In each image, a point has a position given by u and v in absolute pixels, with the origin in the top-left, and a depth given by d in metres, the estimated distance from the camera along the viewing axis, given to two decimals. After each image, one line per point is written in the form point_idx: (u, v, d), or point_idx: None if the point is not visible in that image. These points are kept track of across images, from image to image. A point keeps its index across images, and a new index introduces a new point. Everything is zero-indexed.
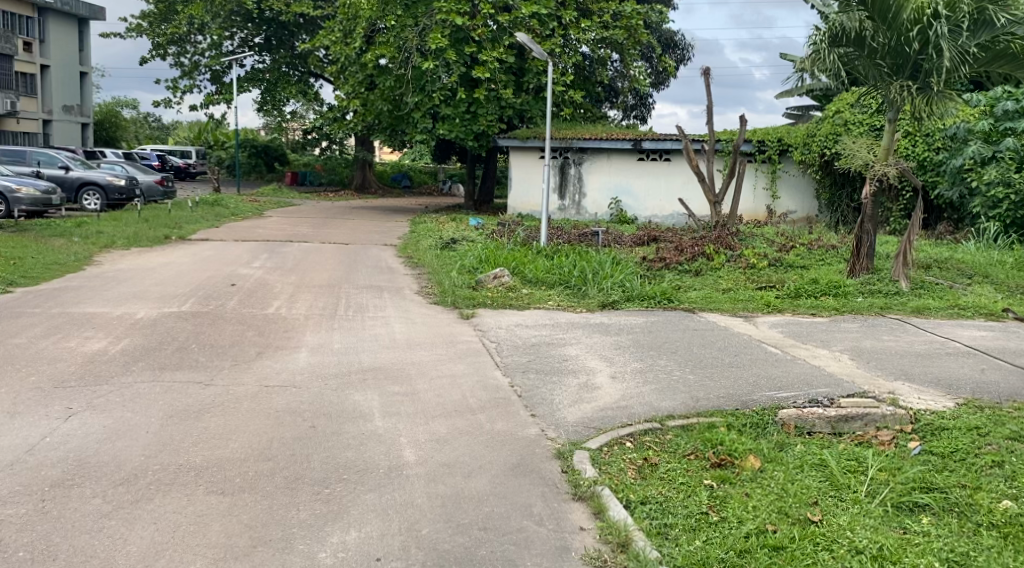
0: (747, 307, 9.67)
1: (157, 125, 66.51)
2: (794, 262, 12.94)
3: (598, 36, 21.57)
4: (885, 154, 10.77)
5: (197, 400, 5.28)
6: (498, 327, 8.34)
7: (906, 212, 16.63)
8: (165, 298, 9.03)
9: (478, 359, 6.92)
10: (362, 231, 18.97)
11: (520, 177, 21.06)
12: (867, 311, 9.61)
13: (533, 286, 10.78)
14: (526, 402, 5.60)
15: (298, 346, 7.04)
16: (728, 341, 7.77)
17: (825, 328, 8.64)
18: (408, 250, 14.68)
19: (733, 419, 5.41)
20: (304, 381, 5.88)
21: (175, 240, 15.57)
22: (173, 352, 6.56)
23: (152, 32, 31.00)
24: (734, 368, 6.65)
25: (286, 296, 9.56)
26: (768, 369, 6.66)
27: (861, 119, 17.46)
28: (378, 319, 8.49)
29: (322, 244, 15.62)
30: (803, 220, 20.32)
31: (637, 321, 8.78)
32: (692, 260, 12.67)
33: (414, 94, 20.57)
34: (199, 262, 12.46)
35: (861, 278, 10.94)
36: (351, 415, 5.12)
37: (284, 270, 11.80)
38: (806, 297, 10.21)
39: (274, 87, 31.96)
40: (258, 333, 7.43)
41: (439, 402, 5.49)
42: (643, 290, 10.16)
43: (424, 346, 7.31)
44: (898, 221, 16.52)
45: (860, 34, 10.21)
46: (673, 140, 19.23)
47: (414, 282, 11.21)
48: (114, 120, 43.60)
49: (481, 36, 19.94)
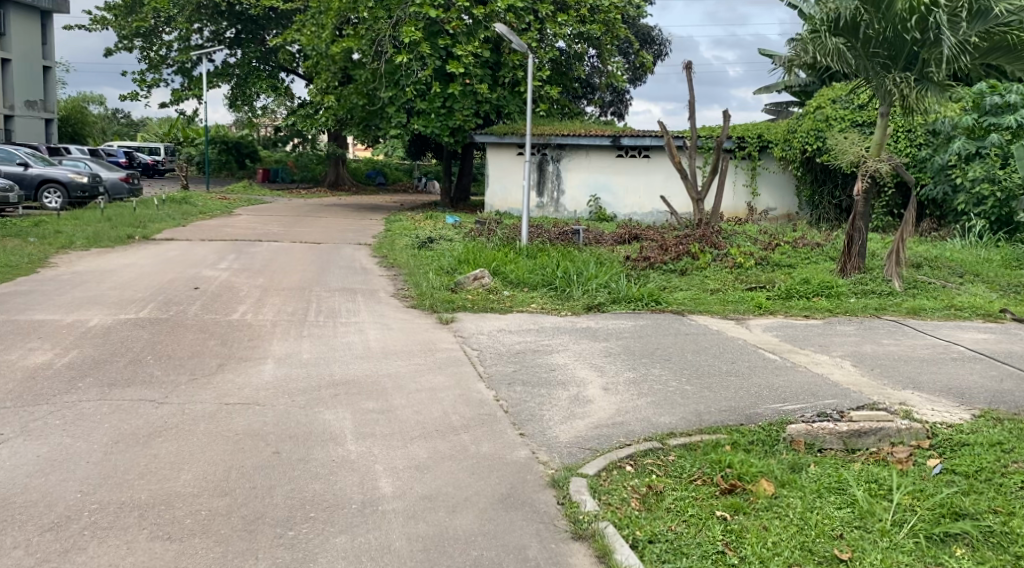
0: (737, 309, 9.25)
1: (127, 121, 65.31)
2: (781, 262, 12.55)
3: (576, 30, 21.13)
4: (877, 150, 10.39)
5: (149, 423, 4.73)
6: (479, 332, 7.86)
7: (888, 209, 16.40)
8: (121, 303, 8.43)
9: (460, 369, 6.43)
10: (336, 229, 18.37)
11: (497, 172, 20.57)
12: (862, 313, 9.23)
13: (515, 287, 10.31)
14: (515, 419, 5.13)
15: (263, 357, 6.50)
16: (722, 346, 7.33)
17: (821, 332, 8.26)
18: (383, 250, 14.14)
19: (740, 436, 4.98)
20: (270, 398, 5.36)
21: (138, 239, 14.90)
22: (125, 365, 6.00)
23: (118, 24, 30.16)
24: (732, 378, 6.21)
25: (252, 300, 8.99)
26: (768, 378, 6.22)
27: (842, 114, 17.17)
28: (351, 326, 7.96)
29: (292, 244, 15.02)
30: (782, 217, 19.98)
31: (625, 325, 8.32)
32: (677, 260, 12.27)
33: (388, 89, 20.01)
34: (162, 262, 11.84)
35: (853, 278, 10.56)
36: (321, 439, 4.61)
37: (253, 272, 11.21)
38: (797, 298, 9.80)
39: (244, 82, 31.22)
40: (221, 343, 6.88)
41: (418, 422, 5.00)
42: (629, 291, 9.72)
43: (401, 356, 6.82)
44: (880, 218, 16.31)
45: (854, 22, 9.88)
46: (653, 137, 18.82)
47: (389, 284, 10.70)
48: (79, 117, 42.50)
49: (456, 29, 19.38)
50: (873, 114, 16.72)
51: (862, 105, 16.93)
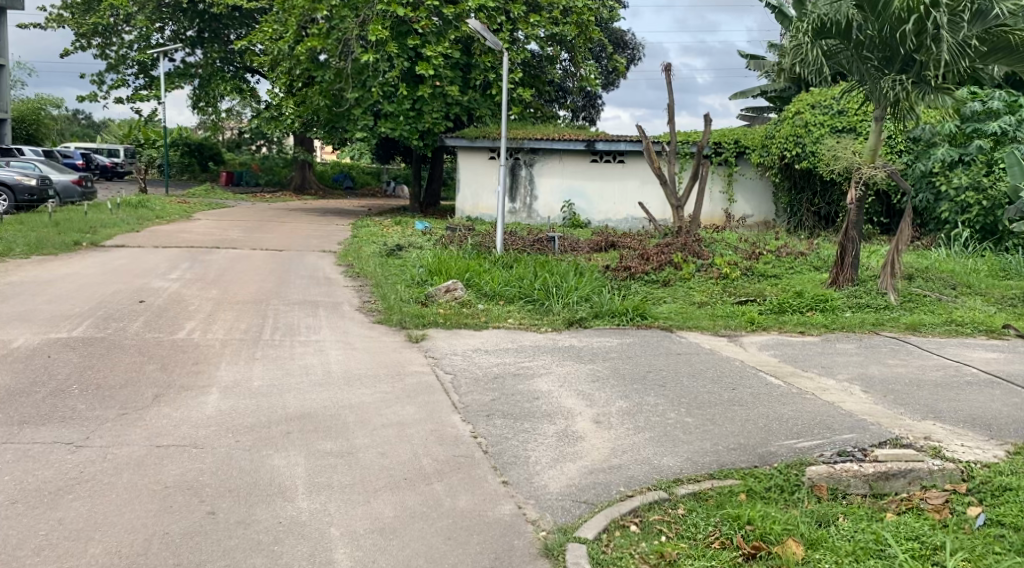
0: (728, 324, 8.63)
1: (88, 123, 63.75)
2: (766, 272, 12.02)
3: (548, 32, 20.52)
4: (871, 156, 9.85)
5: (59, 473, 3.97)
6: (452, 353, 7.15)
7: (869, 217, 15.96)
8: (53, 320, 7.58)
9: (432, 398, 5.71)
10: (299, 235, 17.53)
11: (468, 177, 19.86)
12: (860, 328, 8.67)
13: (489, 300, 9.61)
14: (495, 463, 4.45)
15: (208, 385, 5.72)
16: (719, 369, 6.68)
17: (821, 350, 7.67)
18: (348, 257, 13.38)
19: (755, 482, 4.34)
20: (209, 438, 4.60)
21: (86, 246, 13.96)
22: (45, 395, 5.20)
23: (75, 22, 29.04)
24: (737, 408, 5.57)
25: (201, 316, 8.20)
26: (775, 408, 5.59)
27: (821, 120, 16.63)
28: (310, 345, 7.21)
29: (252, 252, 14.19)
30: (759, 224, 19.53)
31: (611, 344, 7.67)
32: (659, 270, 11.68)
33: (354, 90, 19.22)
34: (107, 272, 10.94)
35: (846, 291, 9.99)
36: (266, 494, 3.89)
37: (205, 283, 10.38)
38: (791, 312, 9.22)
39: (207, 83, 30.19)
40: (161, 368, 6.10)
41: (383, 469, 4.30)
42: (612, 304, 9.06)
43: (366, 381, 6.08)
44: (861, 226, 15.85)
45: (847, 25, 9.29)
46: (628, 141, 18.23)
47: (354, 296, 9.93)
48: (33, 117, 40.95)
49: (424, 28, 18.66)
50: (853, 120, 16.24)
51: (841, 111, 16.43)
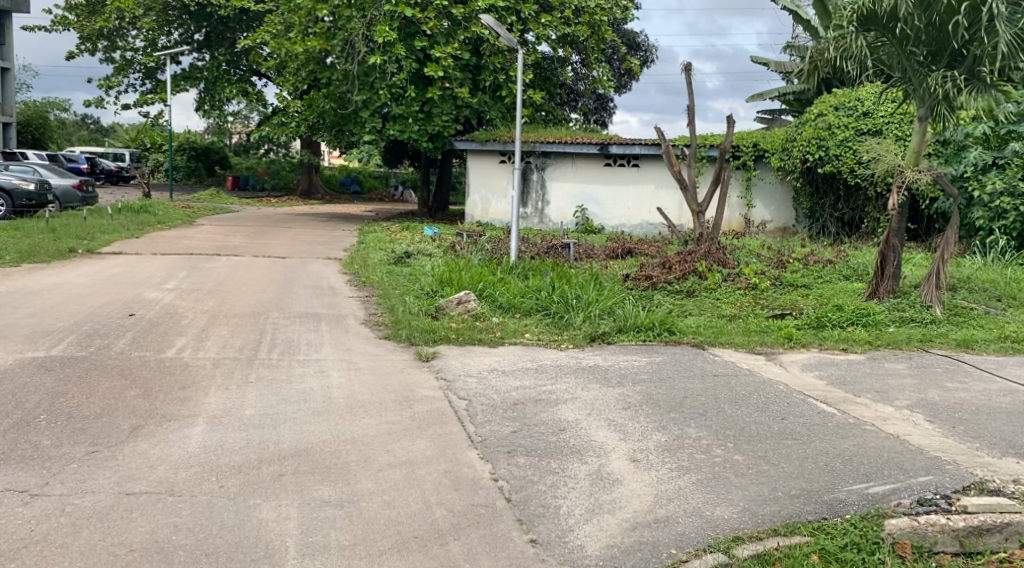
0: (764, 341, 7.97)
1: (96, 127, 63.59)
2: (796, 282, 11.39)
3: (560, 32, 19.89)
4: (913, 159, 9.20)
5: (5, 534, 3.37)
6: (467, 374, 6.50)
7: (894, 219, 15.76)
8: (33, 336, 6.98)
9: (446, 429, 5.07)
10: (304, 241, 16.94)
11: (479, 182, 19.26)
12: (907, 345, 8.00)
13: (505, 313, 8.96)
14: (521, 515, 3.83)
15: (194, 414, 5.10)
16: (763, 394, 6.04)
17: (869, 372, 7.01)
18: (353, 265, 12.75)
19: (828, 539, 3.70)
20: (188, 483, 3.98)
21: (81, 253, 13.40)
22: (7, 428, 4.59)
23: (80, 25, 28.55)
24: (791, 444, 4.95)
25: (194, 331, 7.59)
26: (834, 443, 4.95)
27: (845, 122, 15.97)
28: (310, 366, 6.57)
29: (254, 259, 13.58)
30: (778, 230, 18.82)
31: (639, 363, 7.00)
32: (683, 279, 11.02)
33: (361, 92, 18.62)
34: (99, 282, 10.35)
35: (886, 303, 9.31)
36: (250, 561, 3.29)
37: (201, 293, 9.78)
38: (830, 326, 8.55)
39: (213, 86, 29.66)
40: (143, 393, 5.46)
41: (391, 524, 3.68)
42: (637, 318, 8.43)
43: (372, 409, 5.45)
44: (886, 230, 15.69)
45: (892, 16, 8.59)
46: (643, 145, 17.58)
47: (359, 308, 9.30)
48: (40, 121, 40.44)
49: (433, 28, 18.06)
50: (878, 122, 15.55)
51: (866, 112, 15.78)
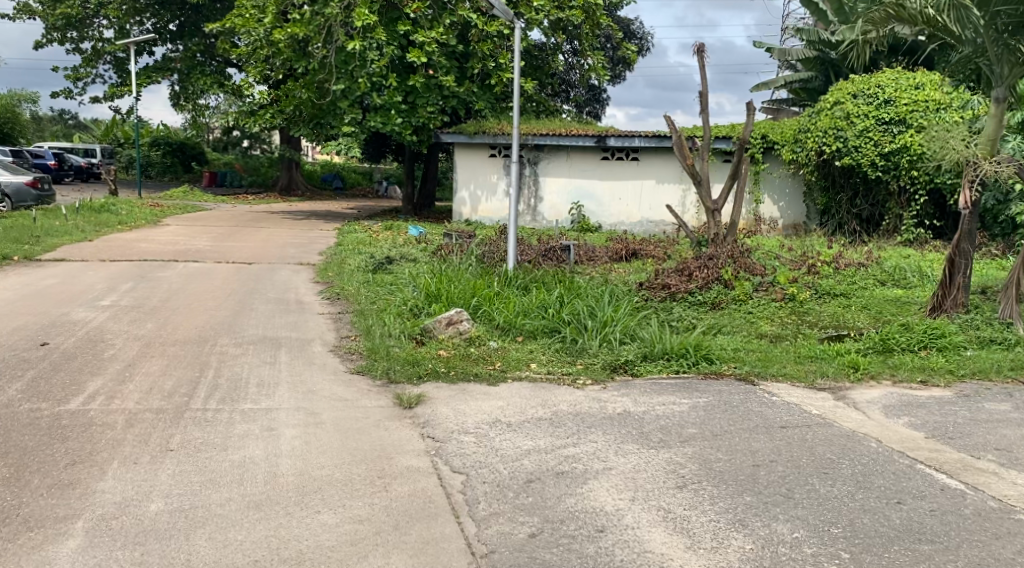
0: (825, 372, 6.48)
1: (74, 123, 61.60)
2: (836, 289, 9.98)
3: (553, 18, 18.33)
4: (987, 150, 7.75)
5: None
6: (460, 431, 4.95)
7: (919, 218, 14.75)
8: None
9: (438, 531, 3.57)
10: (275, 243, 15.35)
11: (466, 178, 17.67)
12: (996, 375, 6.54)
13: (502, 334, 7.42)
14: None
15: (74, 515, 3.55)
16: (858, 460, 4.53)
17: (970, 416, 5.53)
18: (328, 273, 11.13)
19: None
20: None
21: (17, 261, 11.75)
22: None
23: (43, 14, 26.64)
24: (933, 553, 3.45)
25: (115, 367, 6.03)
26: (992, 552, 3.46)
27: (866, 111, 14.41)
28: (257, 420, 4.99)
29: (215, 266, 11.98)
30: (789, 227, 17.22)
31: (681, 410, 5.47)
32: (706, 288, 9.46)
33: (339, 81, 16.97)
34: (23, 297, 8.74)
35: (958, 320, 7.85)
36: None
37: (142, 312, 8.21)
38: (896, 351, 7.08)
39: (186, 78, 27.67)
40: (11, 477, 3.90)
41: None
42: (668, 341, 6.92)
43: (333, 494, 3.92)
44: (909, 229, 14.69)
45: None
46: (644, 136, 16.04)
47: (329, 329, 7.76)
48: (8, 115, 38.32)
49: (415, 11, 16.54)
50: (903, 110, 14.06)
51: (889, 100, 14.23)
